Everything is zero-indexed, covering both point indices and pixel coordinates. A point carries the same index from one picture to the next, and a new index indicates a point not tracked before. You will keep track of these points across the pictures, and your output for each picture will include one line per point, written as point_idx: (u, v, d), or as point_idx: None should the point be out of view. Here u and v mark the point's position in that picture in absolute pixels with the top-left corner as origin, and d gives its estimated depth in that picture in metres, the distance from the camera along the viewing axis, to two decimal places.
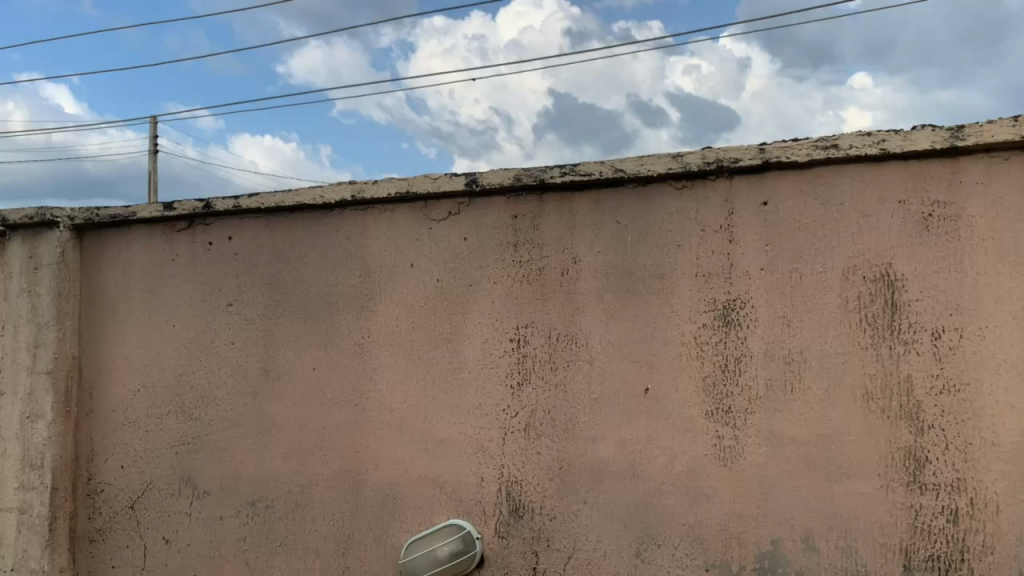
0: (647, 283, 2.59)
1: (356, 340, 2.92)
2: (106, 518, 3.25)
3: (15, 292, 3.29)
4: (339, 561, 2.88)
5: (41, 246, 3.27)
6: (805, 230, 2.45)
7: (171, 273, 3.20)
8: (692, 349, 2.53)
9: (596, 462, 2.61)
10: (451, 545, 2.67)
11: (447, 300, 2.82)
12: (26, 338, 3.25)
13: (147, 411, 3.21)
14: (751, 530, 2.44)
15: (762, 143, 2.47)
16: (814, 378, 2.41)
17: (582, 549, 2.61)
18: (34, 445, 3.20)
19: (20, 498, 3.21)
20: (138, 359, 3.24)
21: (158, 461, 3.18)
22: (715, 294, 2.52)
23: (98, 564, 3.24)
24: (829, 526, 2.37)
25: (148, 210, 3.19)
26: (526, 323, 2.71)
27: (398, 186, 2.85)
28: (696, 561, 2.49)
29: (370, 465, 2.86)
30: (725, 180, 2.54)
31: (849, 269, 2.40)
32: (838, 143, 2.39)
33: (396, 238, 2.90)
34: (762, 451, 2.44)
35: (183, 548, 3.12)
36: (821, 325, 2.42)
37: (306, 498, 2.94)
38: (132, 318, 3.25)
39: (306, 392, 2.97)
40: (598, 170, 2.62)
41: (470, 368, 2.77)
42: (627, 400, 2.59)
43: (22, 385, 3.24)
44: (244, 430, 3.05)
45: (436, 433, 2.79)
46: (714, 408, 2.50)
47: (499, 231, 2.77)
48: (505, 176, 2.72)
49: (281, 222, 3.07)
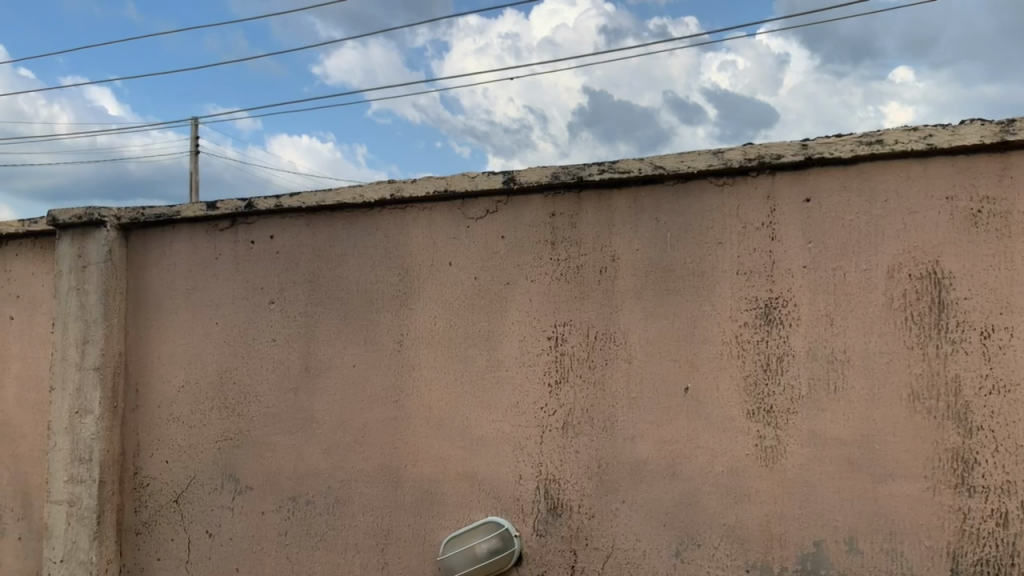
0: (686, 281, 2.57)
1: (396, 339, 2.94)
2: (152, 512, 3.31)
3: (64, 290, 3.37)
4: (378, 557, 2.91)
5: (89, 245, 3.35)
6: (848, 227, 2.41)
7: (214, 271, 3.25)
8: (733, 348, 2.50)
9: (635, 461, 2.59)
10: (490, 542, 2.70)
11: (485, 298, 2.83)
12: (75, 334, 3.34)
13: (190, 407, 3.27)
14: (793, 531, 2.41)
15: (805, 139, 2.45)
16: (858, 378, 2.38)
17: (620, 549, 2.60)
18: (82, 439, 3.28)
19: (69, 491, 3.29)
20: (181, 355, 3.29)
21: (202, 457, 3.24)
22: (757, 292, 2.49)
23: (144, 556, 3.31)
24: (874, 528, 2.33)
25: (192, 210, 3.25)
26: (564, 322, 2.71)
27: (437, 184, 2.88)
28: (737, 561, 2.47)
29: (409, 462, 2.89)
30: (767, 177, 2.51)
31: (895, 267, 2.36)
32: (883, 138, 2.35)
33: (435, 236, 2.92)
34: (805, 452, 2.41)
35: (226, 542, 3.17)
36: (865, 323, 2.38)
37: (347, 494, 2.97)
38: (176, 315, 3.31)
39: (346, 390, 3.00)
40: (637, 168, 2.61)
41: (508, 366, 2.77)
42: (666, 400, 2.57)
43: (72, 381, 3.32)
44: (285, 426, 3.09)
45: (475, 431, 2.80)
46: (755, 408, 2.47)
47: (537, 229, 2.77)
48: (542, 174, 2.73)
49: (321, 221, 3.10)
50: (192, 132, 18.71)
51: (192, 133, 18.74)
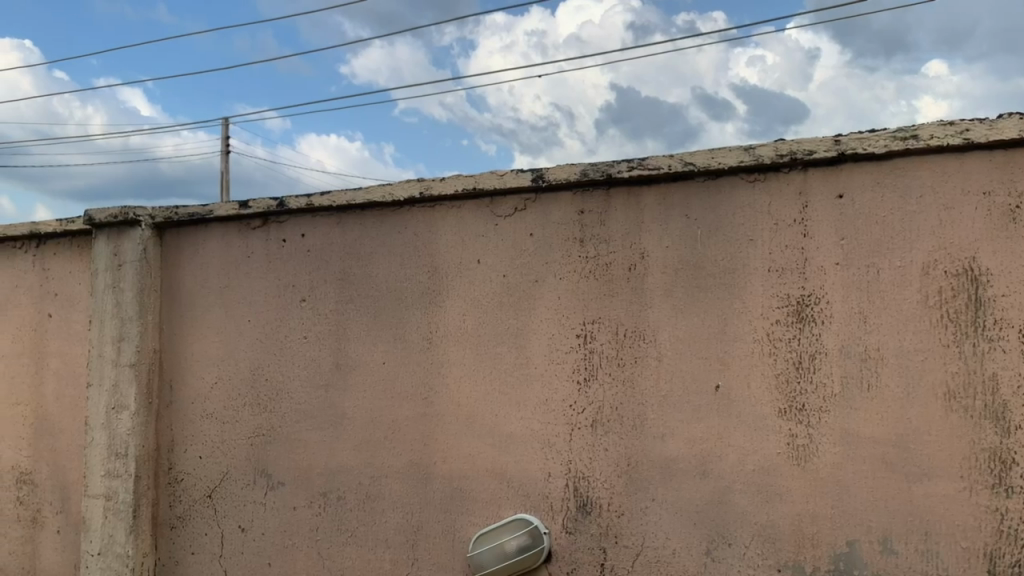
0: (717, 279, 2.55)
1: (425, 336, 2.96)
2: (186, 506, 3.36)
3: (100, 288, 3.43)
4: (408, 553, 2.93)
5: (125, 244, 3.41)
6: (883, 223, 2.38)
7: (247, 269, 3.29)
8: (765, 346, 2.48)
9: (665, 459, 2.58)
10: (519, 539, 2.72)
11: (514, 295, 2.83)
12: (111, 332, 3.40)
13: (223, 404, 3.31)
14: (825, 531, 2.39)
15: (838, 134, 2.42)
16: (892, 376, 2.35)
17: (650, 547, 2.59)
18: (119, 435, 3.34)
19: (106, 485, 3.36)
20: (215, 352, 3.34)
21: (234, 452, 3.28)
22: (789, 289, 2.47)
23: (178, 550, 3.36)
24: (909, 528, 2.30)
25: (224, 209, 3.29)
26: (593, 319, 2.71)
27: (466, 182, 2.89)
28: (768, 561, 2.45)
29: (439, 458, 2.90)
30: (799, 173, 2.48)
31: (930, 263, 2.32)
32: (918, 133, 2.32)
33: (464, 234, 2.92)
34: (838, 451, 2.38)
35: (258, 537, 3.21)
36: (899, 321, 2.35)
37: (377, 490, 2.99)
38: (209, 312, 3.35)
39: (376, 386, 3.03)
40: (667, 165, 2.60)
41: (537, 363, 2.77)
42: (696, 399, 2.56)
43: (108, 377, 3.38)
44: (316, 422, 3.12)
45: (504, 428, 2.81)
46: (787, 406, 2.45)
47: (565, 226, 2.77)
48: (571, 171, 2.73)
49: (351, 219, 3.13)
50: (224, 131, 18.96)
51: (224, 133, 18.98)
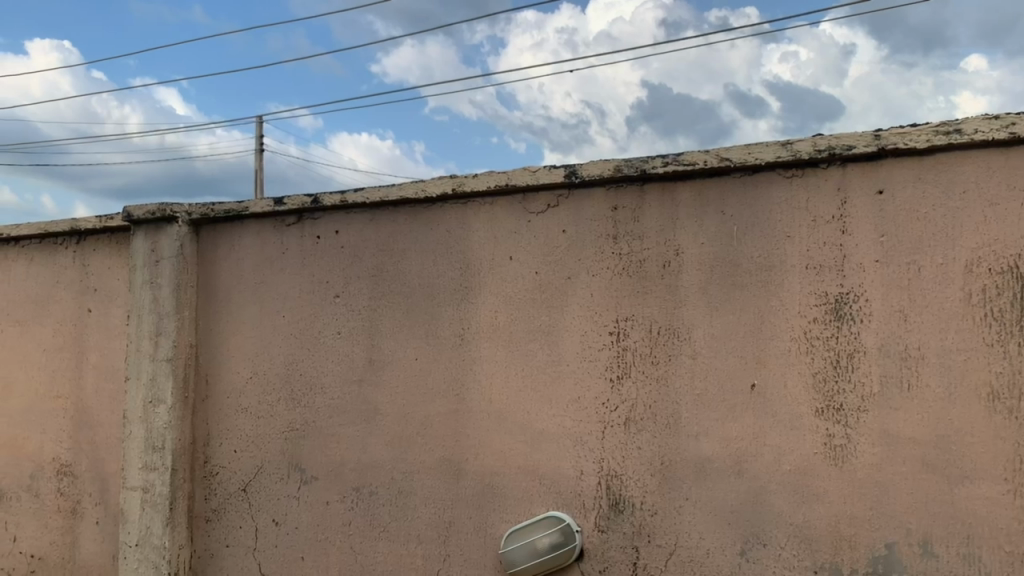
0: (754, 276, 2.52)
1: (457, 332, 2.96)
2: (221, 499, 3.40)
3: (138, 284, 3.49)
4: (440, 549, 2.94)
5: (162, 241, 3.46)
6: (924, 220, 2.33)
7: (281, 266, 3.32)
8: (802, 344, 2.45)
9: (699, 459, 2.56)
10: (551, 536, 2.71)
11: (547, 292, 2.82)
12: (149, 327, 3.45)
13: (258, 399, 3.34)
14: (863, 532, 2.35)
15: (878, 129, 2.38)
16: (933, 376, 2.30)
17: (683, 546, 2.57)
18: (156, 428, 3.39)
19: (144, 478, 3.41)
20: (249, 348, 3.37)
21: (269, 447, 3.31)
22: (827, 287, 2.43)
23: (213, 543, 3.40)
24: (950, 531, 2.25)
25: (259, 205, 3.32)
26: (626, 316, 2.69)
27: (499, 178, 2.88)
28: (804, 562, 2.42)
29: (471, 454, 2.90)
30: (838, 169, 2.44)
31: (973, 261, 2.27)
32: (961, 127, 2.27)
33: (496, 230, 2.92)
34: (876, 451, 2.34)
35: (292, 530, 3.24)
36: (941, 319, 2.30)
37: (409, 486, 3.01)
38: (244, 308, 3.38)
39: (408, 382, 3.04)
40: (703, 160, 2.57)
41: (570, 361, 2.76)
42: (731, 397, 2.53)
43: (145, 371, 3.43)
44: (348, 417, 3.14)
45: (537, 425, 2.80)
46: (824, 406, 2.41)
47: (599, 223, 2.75)
48: (605, 167, 2.71)
49: (384, 215, 3.14)
50: (257, 131, 19.16)
51: (258, 133, 19.24)
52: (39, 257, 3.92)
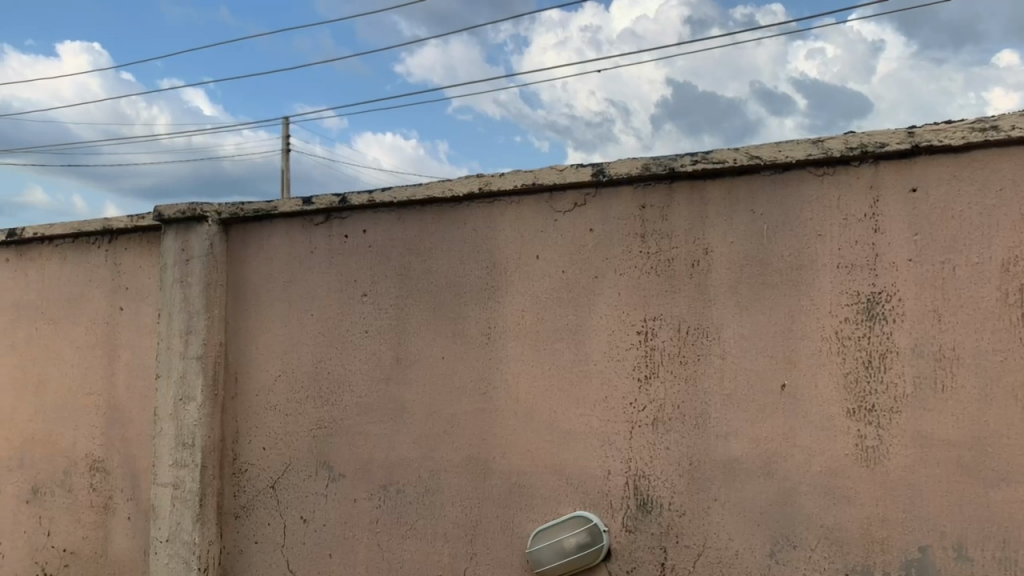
0: (784, 276, 2.49)
1: (484, 331, 2.96)
2: (250, 496, 3.43)
3: (169, 282, 3.53)
4: (467, 547, 2.95)
5: (192, 240, 3.50)
6: (959, 218, 2.29)
7: (309, 265, 3.34)
8: (833, 345, 2.42)
9: (728, 459, 2.54)
10: (579, 536, 2.71)
11: (574, 291, 2.81)
12: (179, 325, 3.49)
13: (286, 397, 3.37)
14: (895, 535, 2.32)
15: (912, 126, 2.34)
16: (968, 376, 2.26)
17: (712, 547, 2.55)
18: (186, 425, 3.43)
19: (174, 474, 3.45)
20: (278, 346, 3.39)
21: (297, 444, 3.33)
22: (859, 286, 2.40)
23: (242, 540, 3.43)
24: (985, 535, 2.22)
25: (288, 204, 3.35)
26: (654, 315, 2.67)
27: (526, 177, 2.88)
28: (835, 565, 2.39)
29: (497, 453, 2.90)
30: (870, 167, 2.41)
31: (1009, 260, 2.23)
32: (997, 124, 2.23)
33: (523, 230, 2.92)
34: (909, 453, 2.31)
35: (320, 527, 3.26)
36: (976, 320, 2.26)
37: (436, 484, 3.01)
38: (272, 307, 3.41)
39: (435, 381, 3.04)
40: (732, 158, 2.55)
41: (597, 360, 2.75)
42: (761, 397, 2.50)
43: (176, 369, 3.48)
44: (376, 416, 3.16)
45: (564, 424, 2.79)
46: (856, 407, 2.38)
47: (626, 221, 2.74)
48: (633, 165, 2.69)
49: (411, 214, 3.15)
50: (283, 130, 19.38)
51: (284, 132, 19.42)
52: (72, 256, 3.98)
